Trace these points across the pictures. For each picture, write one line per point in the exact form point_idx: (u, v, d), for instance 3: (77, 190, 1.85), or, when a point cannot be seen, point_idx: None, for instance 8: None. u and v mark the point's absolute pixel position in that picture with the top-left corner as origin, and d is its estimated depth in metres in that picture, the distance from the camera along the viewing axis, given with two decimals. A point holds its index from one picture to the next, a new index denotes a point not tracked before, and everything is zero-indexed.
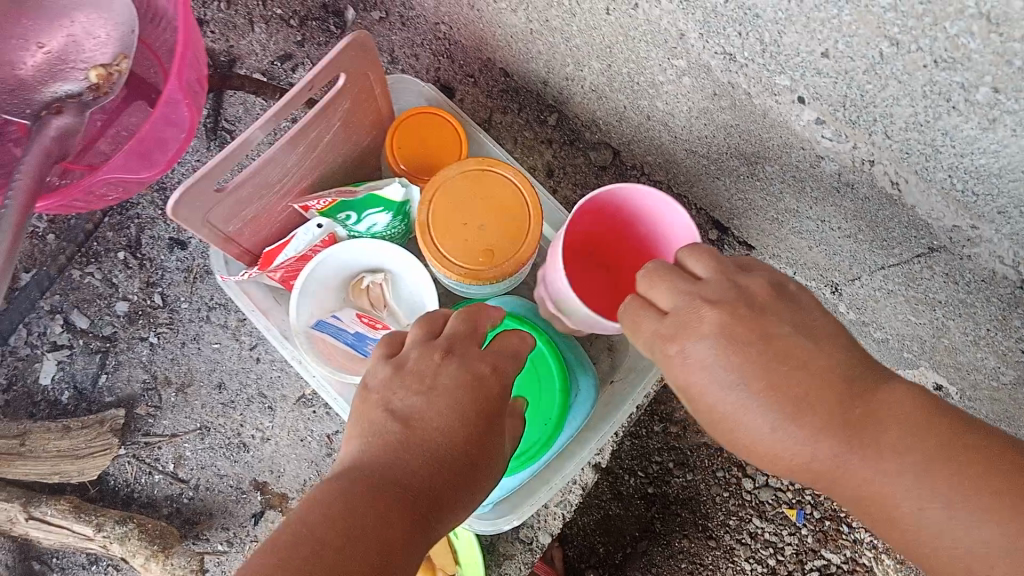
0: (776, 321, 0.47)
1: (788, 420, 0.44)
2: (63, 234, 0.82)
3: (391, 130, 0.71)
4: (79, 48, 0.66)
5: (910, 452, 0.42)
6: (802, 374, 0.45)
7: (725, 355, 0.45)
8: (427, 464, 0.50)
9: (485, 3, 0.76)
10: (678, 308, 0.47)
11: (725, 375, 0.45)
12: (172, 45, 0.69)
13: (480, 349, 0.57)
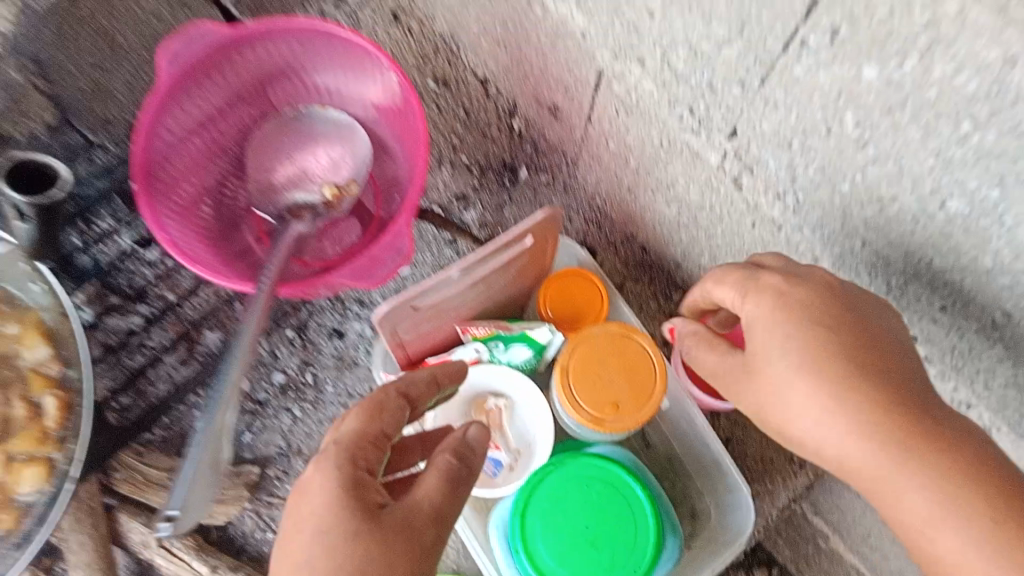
0: (854, 329, 0.60)
1: (842, 420, 0.58)
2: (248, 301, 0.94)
3: (546, 283, 0.83)
4: (319, 166, 0.82)
5: (908, 459, 0.56)
6: (840, 380, 0.58)
7: (778, 369, 0.61)
8: None
9: (644, 192, 0.90)
10: (795, 299, 0.61)
11: (770, 384, 0.62)
12: (392, 179, 0.84)
13: (355, 446, 0.57)
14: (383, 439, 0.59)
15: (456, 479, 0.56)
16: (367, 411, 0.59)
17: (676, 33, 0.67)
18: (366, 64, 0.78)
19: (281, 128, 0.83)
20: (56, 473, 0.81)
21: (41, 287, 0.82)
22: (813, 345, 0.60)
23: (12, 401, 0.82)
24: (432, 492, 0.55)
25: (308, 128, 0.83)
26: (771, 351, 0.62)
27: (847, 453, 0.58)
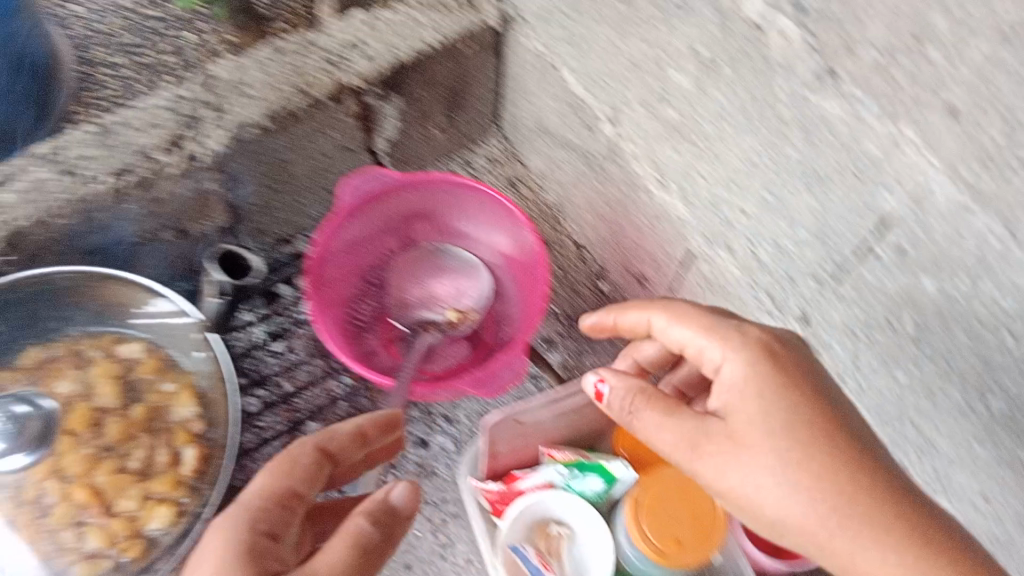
0: (796, 395, 0.72)
1: (788, 479, 0.70)
2: (351, 403, 1.09)
3: (623, 424, 0.94)
4: (448, 292, 0.99)
5: (851, 511, 0.69)
6: (801, 443, 0.70)
7: (750, 433, 0.71)
8: None
9: None
10: (751, 369, 0.73)
11: (742, 447, 0.72)
12: (502, 313, 0.98)
13: (273, 501, 0.69)
14: (296, 497, 0.71)
15: (361, 548, 0.69)
16: (279, 466, 0.72)
17: (767, 232, 0.81)
18: (505, 217, 0.95)
19: (421, 256, 1.01)
20: (183, 517, 0.84)
21: (204, 353, 0.90)
22: (764, 408, 0.72)
23: (157, 449, 0.87)
24: (342, 558, 0.67)
25: (442, 260, 1.01)
26: (744, 415, 0.72)
27: (796, 511, 0.70)
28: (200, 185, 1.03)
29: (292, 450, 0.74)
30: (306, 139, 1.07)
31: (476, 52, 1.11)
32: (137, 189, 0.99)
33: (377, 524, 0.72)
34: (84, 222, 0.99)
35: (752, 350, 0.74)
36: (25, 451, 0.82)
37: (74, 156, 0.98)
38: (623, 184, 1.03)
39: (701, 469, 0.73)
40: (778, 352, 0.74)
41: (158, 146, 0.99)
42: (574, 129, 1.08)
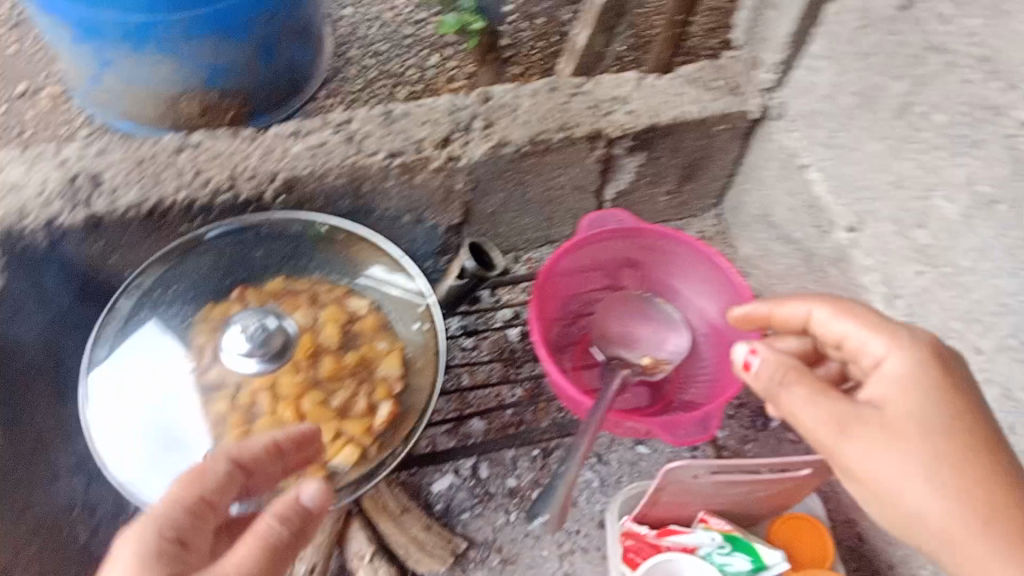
0: (958, 403, 0.72)
1: (938, 481, 0.69)
2: (516, 415, 1.16)
3: (783, 517, 1.03)
4: (648, 340, 1.05)
5: (992, 519, 0.68)
6: (947, 443, 0.70)
7: (902, 424, 0.71)
8: None
9: None
10: (911, 363, 0.74)
11: (893, 435, 0.70)
12: (693, 373, 1.04)
13: (191, 494, 0.70)
14: (210, 507, 0.71)
15: (270, 549, 0.68)
16: (183, 491, 0.70)
17: (996, 374, 0.83)
18: (724, 278, 1.01)
19: (629, 301, 1.08)
20: (368, 462, 0.93)
21: (423, 326, 1.01)
22: (920, 403, 0.72)
23: (357, 395, 0.96)
24: (247, 566, 0.66)
25: (649, 311, 1.08)
26: (902, 406, 0.72)
27: (934, 508, 0.69)
28: (450, 181, 1.14)
29: (207, 471, 0.72)
30: (551, 170, 1.17)
31: (726, 133, 1.17)
32: (399, 171, 1.10)
33: (285, 521, 0.70)
34: (346, 186, 1.10)
35: (915, 347, 0.75)
36: (258, 359, 0.90)
37: (356, 129, 1.10)
38: (841, 290, 1.04)
39: (847, 449, 0.71)
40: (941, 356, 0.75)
41: (428, 140, 1.10)
42: (803, 227, 1.11)
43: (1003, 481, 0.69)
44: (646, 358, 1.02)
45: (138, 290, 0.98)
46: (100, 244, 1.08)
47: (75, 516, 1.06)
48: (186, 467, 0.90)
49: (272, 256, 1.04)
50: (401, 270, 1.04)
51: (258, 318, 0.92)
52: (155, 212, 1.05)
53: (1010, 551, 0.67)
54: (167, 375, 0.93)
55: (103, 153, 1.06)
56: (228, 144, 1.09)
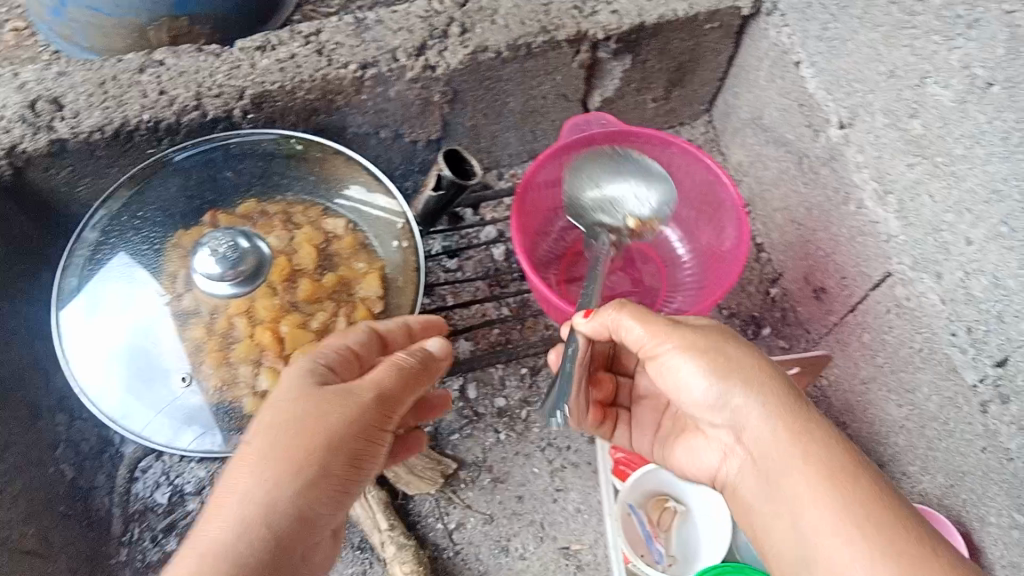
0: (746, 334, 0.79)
1: (748, 364, 0.70)
2: (503, 332, 1.13)
3: None
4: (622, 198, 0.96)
5: (821, 443, 0.67)
6: (772, 375, 0.71)
7: (720, 344, 0.71)
8: (290, 412, 0.67)
9: (879, 390, 0.98)
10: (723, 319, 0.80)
11: (719, 360, 0.71)
12: (675, 280, 1.04)
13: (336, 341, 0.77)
14: (353, 358, 0.77)
15: (410, 373, 0.74)
16: (333, 341, 0.77)
17: (985, 264, 0.79)
18: (711, 184, 0.98)
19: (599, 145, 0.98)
20: None
21: (401, 244, 0.98)
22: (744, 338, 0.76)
23: (337, 316, 0.93)
24: (388, 378, 0.72)
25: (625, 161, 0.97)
26: (719, 337, 0.73)
27: (767, 420, 0.69)
28: (426, 94, 1.09)
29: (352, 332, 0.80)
30: (532, 78, 1.12)
31: (716, 32, 1.11)
32: (373, 82, 1.05)
33: (416, 354, 0.76)
34: (318, 101, 1.06)
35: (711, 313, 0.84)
36: (230, 283, 0.86)
37: (326, 40, 1.05)
38: (832, 189, 1.01)
39: (676, 364, 0.72)
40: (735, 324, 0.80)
41: (403, 49, 1.04)
42: (796, 128, 1.07)
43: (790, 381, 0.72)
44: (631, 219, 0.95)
45: (106, 218, 0.95)
46: (68, 171, 1.04)
47: (62, 451, 1.03)
48: (166, 395, 0.90)
49: (239, 178, 0.99)
50: (377, 188, 1.01)
51: (229, 237, 0.85)
52: (121, 134, 1.01)
53: (853, 494, 0.63)
54: (138, 306, 0.91)
55: (63, 75, 1.02)
56: (192, 61, 1.03)
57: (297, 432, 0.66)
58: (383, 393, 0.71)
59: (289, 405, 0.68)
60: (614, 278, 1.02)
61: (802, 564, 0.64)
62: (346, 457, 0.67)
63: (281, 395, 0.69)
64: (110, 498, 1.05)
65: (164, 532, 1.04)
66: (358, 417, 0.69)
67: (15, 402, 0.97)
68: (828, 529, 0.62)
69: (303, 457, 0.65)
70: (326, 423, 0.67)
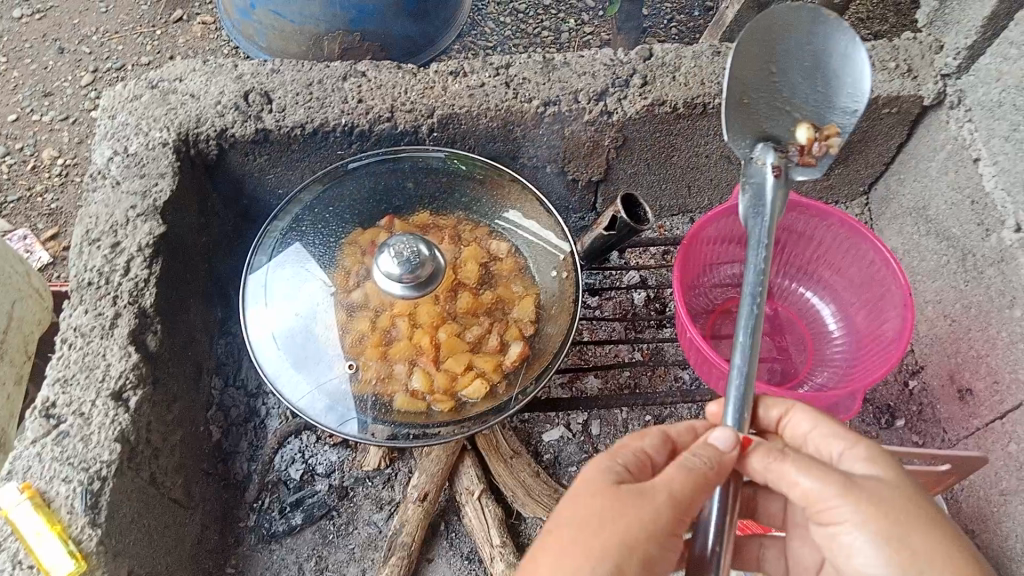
0: (901, 474, 0.65)
1: (916, 551, 0.60)
2: (632, 376, 1.17)
3: None
4: (805, 98, 0.97)
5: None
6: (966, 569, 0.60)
7: (906, 522, 0.61)
8: (575, 529, 0.62)
9: (1019, 503, 0.96)
10: (873, 453, 0.67)
11: (906, 549, 0.60)
12: (824, 358, 1.03)
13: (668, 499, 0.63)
14: (645, 461, 0.69)
15: (701, 476, 0.64)
16: (628, 443, 0.70)
17: None
18: (877, 264, 0.97)
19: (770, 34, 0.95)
20: (494, 398, 0.95)
21: (558, 275, 1.02)
22: (905, 487, 0.63)
23: (490, 332, 0.97)
24: (680, 480, 0.63)
25: (827, 52, 0.96)
26: (885, 510, 0.61)
27: None
28: (597, 137, 1.14)
29: (647, 433, 0.72)
30: (702, 136, 1.15)
31: (892, 118, 1.12)
32: (552, 119, 1.11)
33: (703, 453, 0.65)
34: (497, 129, 1.12)
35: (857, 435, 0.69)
36: (404, 284, 0.91)
37: (515, 74, 1.12)
38: (997, 291, 1.00)
39: (848, 540, 0.62)
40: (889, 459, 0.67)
41: (585, 92, 1.10)
42: (963, 224, 1.06)
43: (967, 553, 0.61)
44: (805, 132, 0.94)
45: (302, 203, 1.03)
46: (263, 159, 1.13)
47: (213, 413, 1.12)
48: (321, 377, 0.94)
49: (418, 189, 1.06)
50: (540, 217, 1.05)
51: (412, 243, 0.90)
52: (318, 133, 1.10)
53: None
54: (309, 297, 0.98)
55: (276, 72, 1.12)
56: (390, 76, 1.12)
57: (596, 542, 0.60)
58: (676, 497, 0.63)
59: (586, 508, 0.63)
60: (760, 344, 1.05)
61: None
62: (638, 563, 0.61)
63: (569, 508, 0.64)
64: (250, 464, 1.11)
65: (291, 507, 1.08)
66: (649, 521, 0.62)
67: (185, 361, 1.05)
68: None
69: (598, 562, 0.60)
70: (626, 534, 0.61)
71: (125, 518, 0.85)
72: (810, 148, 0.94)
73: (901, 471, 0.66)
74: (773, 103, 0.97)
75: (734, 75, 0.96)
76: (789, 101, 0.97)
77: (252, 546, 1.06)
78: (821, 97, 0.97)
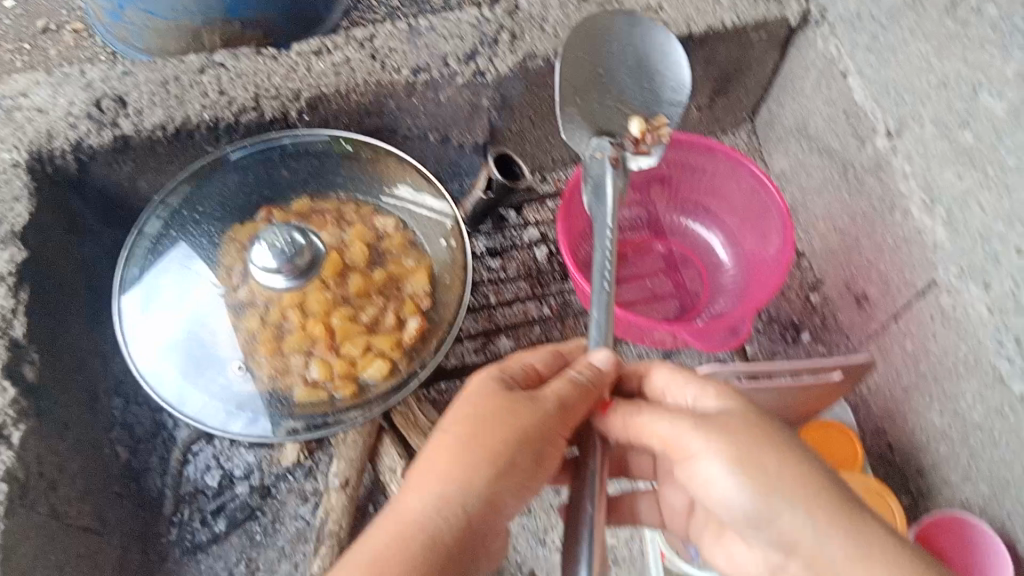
0: (754, 407, 0.69)
1: (766, 476, 0.63)
2: (543, 330, 1.16)
3: (811, 426, 1.02)
4: (636, 95, 1.01)
5: (881, 560, 0.60)
6: (817, 482, 0.64)
7: (754, 449, 0.64)
8: (463, 424, 0.67)
9: (921, 397, 0.98)
10: (726, 392, 0.70)
11: (760, 472, 0.63)
12: (719, 287, 1.05)
13: (549, 408, 0.68)
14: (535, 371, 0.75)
15: (586, 388, 0.70)
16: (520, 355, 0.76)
17: None
18: (756, 186, 0.98)
19: (596, 40, 1.01)
20: (396, 375, 0.93)
21: (449, 243, 1.00)
22: (754, 418, 0.67)
23: (386, 310, 0.95)
24: (569, 389, 0.69)
25: (649, 53, 1.02)
26: (739, 438, 0.65)
27: (800, 534, 0.62)
28: (474, 98, 1.12)
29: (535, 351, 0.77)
30: None
31: (763, 43, 1.13)
32: (425, 87, 1.08)
33: (590, 370, 0.71)
34: (371, 103, 1.09)
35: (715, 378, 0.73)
36: (285, 276, 0.89)
37: (380, 45, 1.08)
38: (877, 198, 1.01)
39: (706, 474, 0.65)
40: (743, 395, 0.70)
41: (454, 55, 1.07)
42: (840, 137, 1.08)
43: (818, 474, 0.64)
44: (637, 124, 0.97)
45: (167, 209, 0.99)
46: (130, 167, 1.08)
47: (117, 433, 1.08)
48: (220, 383, 0.92)
49: (294, 176, 1.03)
50: (427, 189, 1.03)
51: (287, 233, 0.88)
52: (182, 132, 1.05)
53: None
54: (198, 303, 0.94)
55: (128, 74, 1.06)
56: (250, 64, 1.07)
57: (481, 445, 0.66)
58: (563, 405, 0.69)
59: (475, 411, 0.68)
60: (656, 281, 1.06)
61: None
62: (527, 461, 0.67)
63: (460, 407, 0.69)
64: (162, 479, 1.08)
65: (212, 515, 1.06)
66: (536, 423, 0.68)
67: (74, 385, 1.01)
68: None
69: (489, 455, 0.66)
70: (511, 436, 0.67)
71: (26, 556, 0.82)
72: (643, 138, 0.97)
73: (753, 405, 0.69)
74: (606, 104, 1.00)
75: (563, 75, 0.98)
76: (621, 101, 1.01)
77: (178, 559, 1.04)
78: (647, 93, 1.02)
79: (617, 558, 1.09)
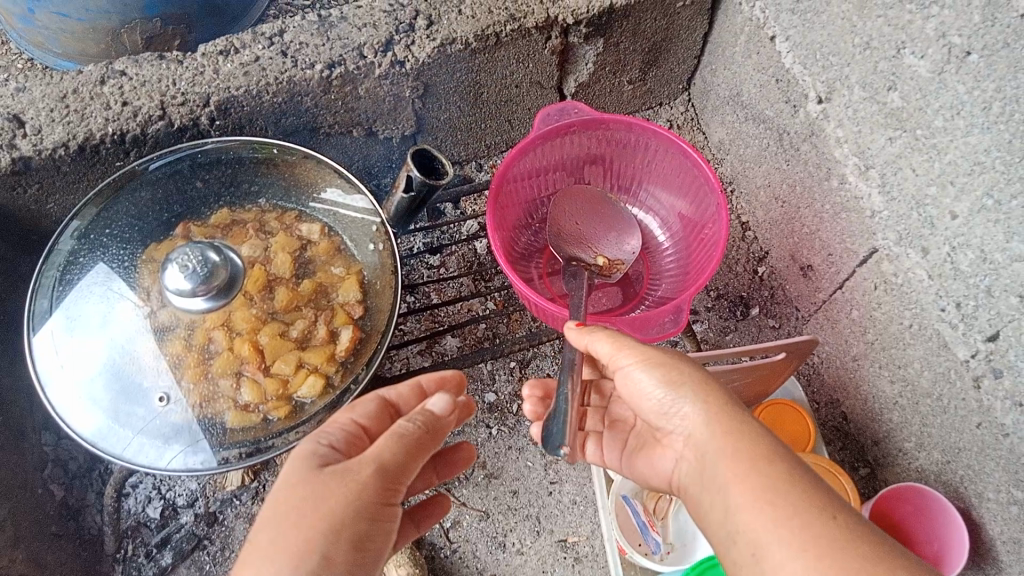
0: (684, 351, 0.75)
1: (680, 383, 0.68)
2: (490, 327, 1.14)
3: (763, 405, 1.01)
4: (605, 239, 1.02)
5: (771, 459, 0.62)
6: (720, 390, 0.69)
7: (675, 361, 0.71)
8: (274, 520, 0.60)
9: (869, 366, 0.97)
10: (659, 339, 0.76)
11: (673, 370, 0.70)
12: (660, 271, 1.04)
13: (369, 476, 0.61)
14: (362, 432, 0.72)
15: (413, 441, 0.65)
16: (342, 419, 0.71)
17: (971, 238, 0.76)
18: (676, 178, 1.03)
19: (581, 198, 1.04)
20: (333, 393, 0.89)
21: (378, 246, 0.96)
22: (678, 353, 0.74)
23: (317, 323, 0.91)
24: (392, 449, 0.63)
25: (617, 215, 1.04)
26: (676, 355, 0.72)
27: (698, 429, 0.66)
28: (396, 89, 1.08)
29: (361, 402, 0.74)
30: (504, 67, 1.11)
31: (688, 9, 1.10)
32: (341, 81, 1.03)
33: (417, 418, 0.66)
34: (286, 102, 1.04)
35: None
36: (204, 297, 0.85)
37: (291, 40, 1.01)
38: (814, 165, 0.99)
39: (636, 378, 0.71)
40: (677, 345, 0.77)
41: (370, 45, 1.01)
42: (773, 103, 1.06)
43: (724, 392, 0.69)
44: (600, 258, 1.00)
45: (76, 233, 0.93)
46: (35, 189, 1.02)
47: (50, 470, 1.05)
48: (146, 413, 0.87)
49: (211, 186, 0.98)
50: (355, 191, 0.99)
51: (198, 252, 0.83)
52: (86, 149, 0.99)
53: (785, 491, 0.59)
54: (118, 325, 0.89)
55: (21, 91, 0.98)
56: (153, 70, 0.99)
57: (294, 538, 0.59)
58: (384, 468, 0.63)
59: (288, 500, 0.60)
60: None
61: (733, 546, 0.60)
62: (349, 544, 0.60)
63: (272, 498, 0.62)
64: (101, 516, 1.05)
65: (158, 548, 1.04)
66: (357, 499, 0.60)
67: None
68: (753, 533, 0.58)
69: (303, 550, 0.58)
70: (327, 516, 0.59)
71: None
72: (608, 268, 0.99)
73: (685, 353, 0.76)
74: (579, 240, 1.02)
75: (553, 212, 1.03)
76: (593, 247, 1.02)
77: None
78: (613, 241, 1.02)
79: (578, 554, 1.08)
